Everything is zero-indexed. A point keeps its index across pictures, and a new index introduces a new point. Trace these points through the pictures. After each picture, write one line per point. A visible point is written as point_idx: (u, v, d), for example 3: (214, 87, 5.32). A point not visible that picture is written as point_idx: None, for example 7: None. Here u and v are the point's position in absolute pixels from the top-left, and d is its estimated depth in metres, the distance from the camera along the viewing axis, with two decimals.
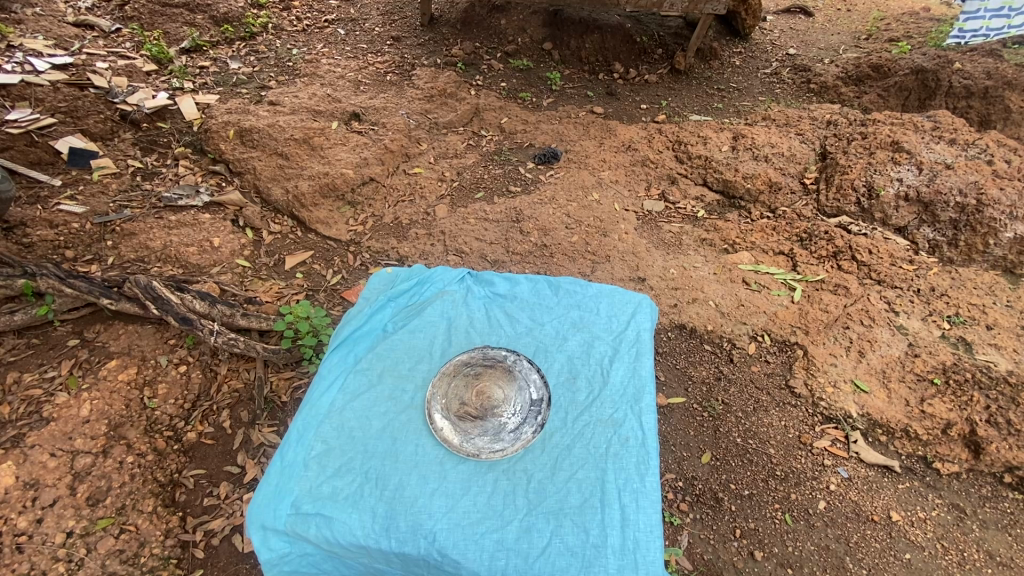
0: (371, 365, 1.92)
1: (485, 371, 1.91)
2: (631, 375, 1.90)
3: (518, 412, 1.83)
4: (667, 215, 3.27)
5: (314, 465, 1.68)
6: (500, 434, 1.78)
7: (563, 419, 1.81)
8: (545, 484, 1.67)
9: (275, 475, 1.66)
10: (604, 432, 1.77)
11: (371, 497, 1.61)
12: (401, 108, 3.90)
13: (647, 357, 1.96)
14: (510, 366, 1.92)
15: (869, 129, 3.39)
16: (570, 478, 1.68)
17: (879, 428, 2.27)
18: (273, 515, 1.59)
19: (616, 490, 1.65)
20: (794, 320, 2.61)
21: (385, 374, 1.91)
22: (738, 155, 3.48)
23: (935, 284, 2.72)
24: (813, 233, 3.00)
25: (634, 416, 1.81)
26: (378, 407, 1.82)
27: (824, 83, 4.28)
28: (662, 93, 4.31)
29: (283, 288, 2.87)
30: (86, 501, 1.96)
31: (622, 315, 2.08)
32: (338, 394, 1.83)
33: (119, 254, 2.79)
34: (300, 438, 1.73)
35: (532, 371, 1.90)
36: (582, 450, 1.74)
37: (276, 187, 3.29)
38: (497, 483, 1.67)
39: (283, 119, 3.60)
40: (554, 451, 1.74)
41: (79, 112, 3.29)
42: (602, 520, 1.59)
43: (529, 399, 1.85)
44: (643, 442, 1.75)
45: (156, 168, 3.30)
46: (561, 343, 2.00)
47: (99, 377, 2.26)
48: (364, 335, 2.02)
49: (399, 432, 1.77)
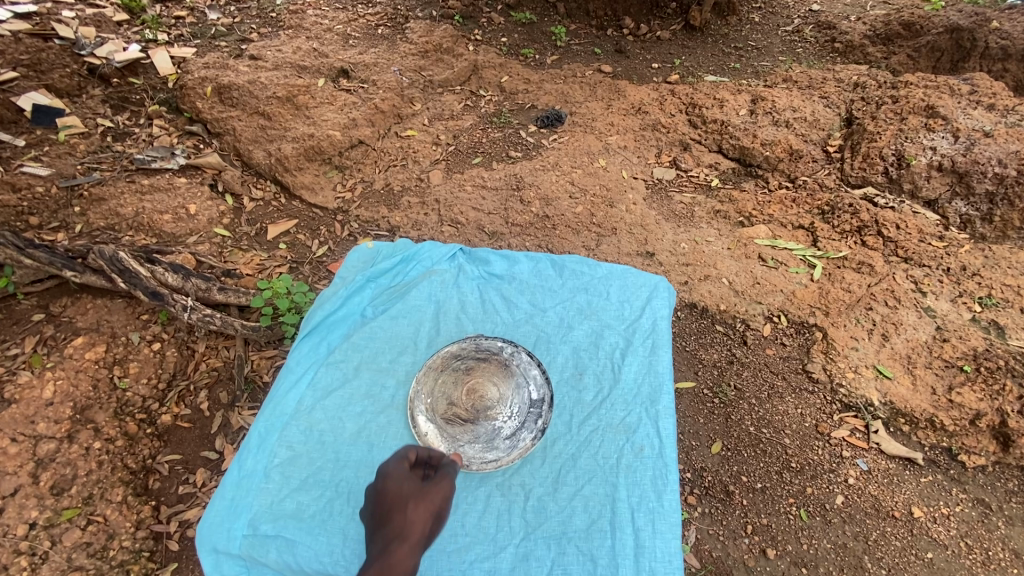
0: (347, 357, 2.10)
1: (479, 366, 1.97)
2: (647, 372, 2.05)
3: (517, 417, 1.89)
4: (679, 184, 3.05)
5: (277, 476, 1.86)
6: (495, 440, 1.86)
7: (569, 424, 1.97)
8: (554, 505, 1.83)
9: (230, 489, 1.80)
10: (616, 440, 1.93)
11: (340, 517, 1.81)
12: (393, 64, 3.60)
13: (664, 350, 2.09)
14: (507, 360, 1.98)
15: (901, 92, 3.11)
16: (578, 497, 1.84)
17: (902, 417, 2.12)
18: (226, 538, 1.73)
19: (630, 512, 1.80)
20: (814, 300, 2.44)
21: (363, 367, 2.09)
22: (757, 119, 3.21)
23: (967, 263, 2.53)
24: (836, 205, 2.78)
25: (650, 422, 1.95)
26: (354, 406, 2.01)
27: (850, 42, 3.98)
28: (675, 52, 4.00)
29: (264, 260, 2.69)
30: (50, 490, 1.82)
31: (639, 300, 2.20)
32: (308, 391, 2.02)
33: (87, 222, 2.60)
34: (262, 445, 1.89)
35: (532, 367, 1.95)
36: (590, 463, 1.90)
37: (257, 149, 3.06)
38: (491, 499, 1.84)
39: (265, 75, 3.31)
40: (560, 464, 1.90)
41: (42, 65, 3.02)
42: (614, 545, 1.75)
43: (530, 400, 1.91)
44: (660, 453, 1.88)
45: (128, 128, 3.05)
46: (567, 333, 2.16)
47: (64, 356, 2.09)
48: (342, 320, 2.16)
49: (373, 439, 1.95)
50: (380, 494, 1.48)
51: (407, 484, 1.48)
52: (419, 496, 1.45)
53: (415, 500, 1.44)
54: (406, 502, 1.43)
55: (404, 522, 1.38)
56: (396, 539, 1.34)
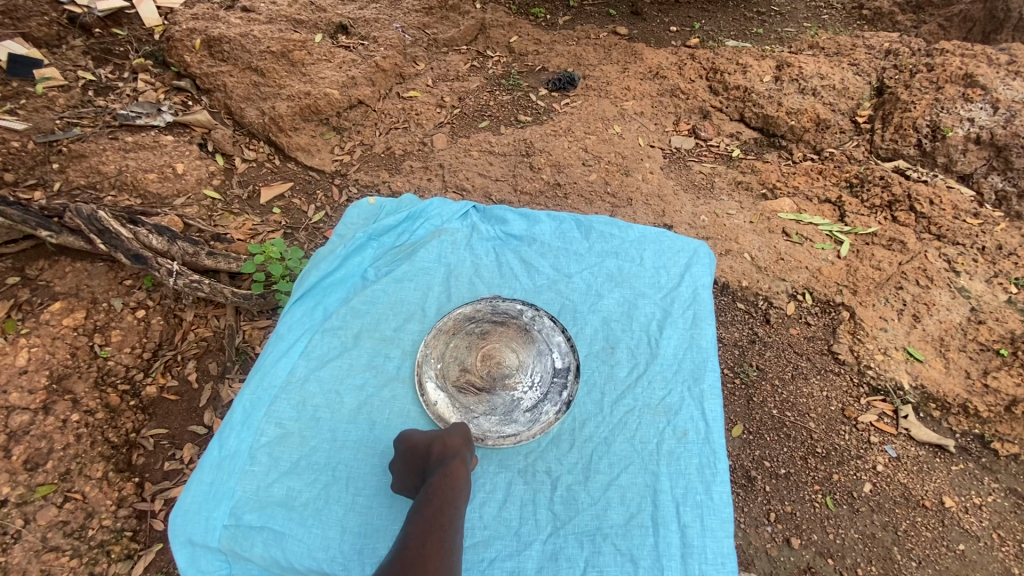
0: (347, 323, 1.99)
1: (497, 331, 1.92)
2: (691, 347, 1.97)
3: (540, 387, 1.85)
4: (698, 153, 2.88)
5: (263, 459, 1.73)
6: (515, 411, 1.82)
7: (602, 408, 1.87)
8: (591, 497, 1.72)
9: (210, 470, 1.69)
10: (658, 423, 1.84)
11: (338, 508, 1.68)
12: (395, 20, 3.36)
13: (707, 322, 2.02)
14: (527, 325, 1.92)
15: (937, 60, 2.92)
16: (616, 490, 1.73)
17: (933, 402, 2.00)
18: (204, 529, 1.61)
19: (677, 509, 1.70)
20: (841, 278, 2.30)
21: (363, 336, 1.97)
22: (782, 86, 3.02)
23: (1003, 242, 2.38)
24: (866, 177, 2.62)
25: (694, 405, 1.86)
26: (353, 379, 1.89)
27: (878, 9, 3.77)
28: (695, 15, 3.77)
29: (257, 225, 2.53)
30: (23, 465, 1.69)
31: (676, 267, 2.13)
32: (300, 360, 1.90)
33: (67, 180, 2.41)
34: (246, 424, 1.76)
35: (555, 334, 1.91)
36: (627, 450, 1.79)
37: (250, 107, 2.86)
38: (513, 487, 1.74)
39: (258, 28, 3.08)
40: (594, 451, 1.80)
41: (18, 12, 2.79)
42: (659, 545, 1.65)
43: (555, 369, 1.86)
44: (709, 440, 1.80)
45: (111, 82, 2.85)
46: (596, 303, 2.08)
47: (40, 322, 1.94)
48: (342, 282, 2.06)
49: (375, 416, 1.83)
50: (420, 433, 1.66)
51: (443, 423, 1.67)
52: (455, 430, 1.64)
53: (453, 432, 1.63)
54: (445, 434, 1.61)
55: (450, 448, 1.57)
56: (448, 459, 1.54)
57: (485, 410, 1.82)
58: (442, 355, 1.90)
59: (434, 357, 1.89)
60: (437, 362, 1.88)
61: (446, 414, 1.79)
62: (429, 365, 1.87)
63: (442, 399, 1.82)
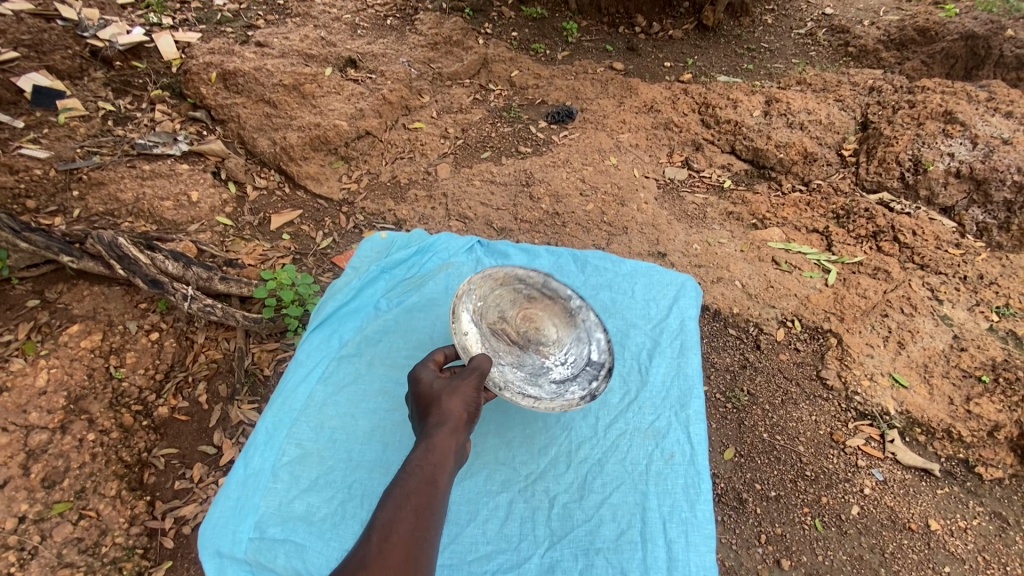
0: (361, 350, 2.08)
1: (543, 303, 2.03)
2: (677, 374, 2.08)
3: (569, 368, 1.92)
4: (691, 184, 3.00)
5: (284, 477, 1.79)
6: (540, 377, 1.88)
7: (595, 431, 1.95)
8: (583, 513, 1.79)
9: (237, 486, 1.75)
10: (645, 446, 1.92)
11: (355, 522, 1.74)
12: (401, 55, 3.52)
13: (691, 352, 2.14)
14: (573, 310, 2.02)
15: (918, 97, 3.07)
16: (606, 506, 1.80)
17: (918, 427, 2.07)
18: (231, 541, 1.65)
19: (663, 524, 1.76)
20: (829, 305, 2.40)
21: (376, 363, 2.05)
22: (771, 121, 3.17)
23: (984, 271, 2.48)
24: (852, 209, 2.74)
25: (679, 428, 1.95)
26: (366, 403, 1.97)
27: (863, 47, 3.95)
28: (688, 51, 3.95)
29: (267, 251, 2.63)
30: (41, 483, 1.75)
31: (665, 299, 2.28)
32: (318, 386, 1.98)
33: (86, 207, 2.52)
34: (269, 443, 1.83)
35: (598, 330, 1.99)
36: (617, 470, 1.87)
37: (262, 137, 2.99)
38: (513, 505, 1.80)
39: (272, 62, 3.24)
40: (585, 471, 1.87)
41: (44, 46, 2.96)
42: (646, 558, 1.70)
43: (588, 358, 1.94)
44: (691, 461, 1.88)
45: (130, 112, 2.98)
46: None
47: (58, 344, 2.02)
48: (355, 312, 2.17)
49: (388, 438, 1.90)
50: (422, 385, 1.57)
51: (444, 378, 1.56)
52: (455, 388, 1.51)
53: (451, 392, 1.50)
54: (443, 393, 1.49)
55: (445, 412, 1.45)
56: (439, 425, 1.42)
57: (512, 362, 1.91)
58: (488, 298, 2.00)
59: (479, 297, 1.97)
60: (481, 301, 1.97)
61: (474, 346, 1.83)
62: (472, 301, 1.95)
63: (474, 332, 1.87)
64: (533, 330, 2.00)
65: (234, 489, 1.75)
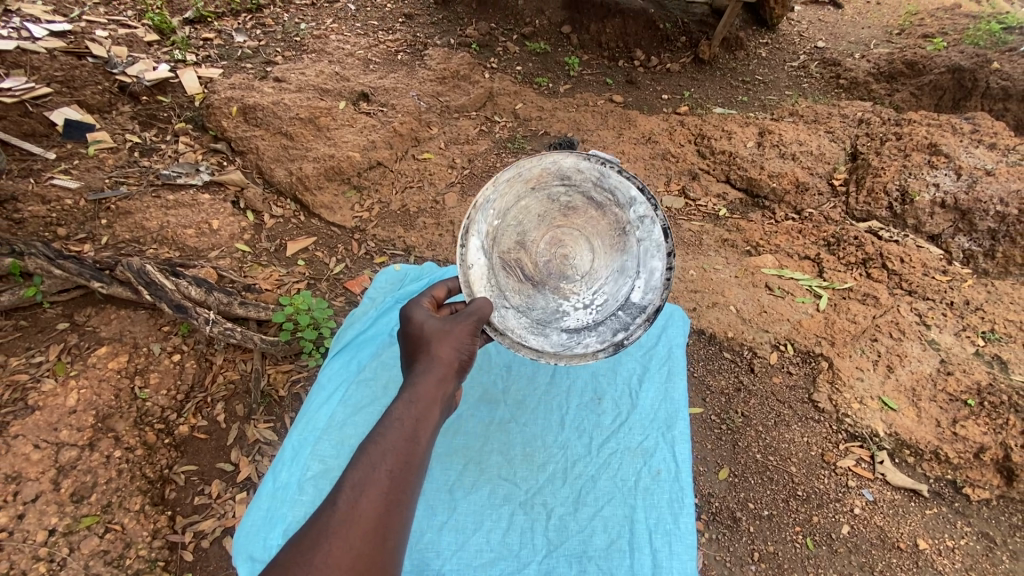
0: (376, 375, 2.20)
1: (580, 220, 1.92)
2: (664, 399, 2.16)
3: (595, 313, 1.88)
4: (687, 213, 3.13)
5: (308, 489, 1.90)
6: (554, 323, 1.87)
7: (588, 448, 2.06)
8: (576, 524, 1.88)
9: (267, 498, 1.86)
10: (634, 462, 2.01)
11: None
12: (411, 89, 3.71)
13: (678, 376, 2.22)
14: (622, 233, 1.90)
15: (905, 129, 3.21)
16: (596, 517, 1.89)
17: (907, 448, 2.14)
18: (262, 547, 1.75)
19: (649, 534, 1.84)
20: (820, 330, 2.49)
21: (390, 387, 2.18)
22: (764, 152, 3.31)
23: (970, 297, 2.57)
24: (842, 237, 2.85)
25: (667, 447, 2.02)
26: None
27: (854, 79, 4.11)
28: (685, 84, 4.13)
29: (283, 276, 2.77)
30: (70, 497, 1.86)
31: (654, 327, 2.39)
32: (339, 407, 2.09)
33: (113, 234, 2.66)
34: (294, 459, 1.95)
35: (652, 261, 1.86)
36: (609, 484, 1.97)
37: (279, 168, 3.15)
38: (514, 517, 1.90)
39: (289, 97, 3.43)
40: (578, 485, 1.97)
41: (75, 82, 3.16)
42: (632, 564, 1.79)
43: (622, 301, 1.87)
44: (676, 476, 1.95)
45: (155, 143, 3.16)
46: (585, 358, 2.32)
47: (87, 365, 2.15)
48: (372, 339, 2.30)
49: None
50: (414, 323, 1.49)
51: (441, 317, 1.49)
52: (450, 330, 1.45)
53: (446, 333, 1.44)
54: (435, 338, 1.42)
55: (434, 358, 1.38)
56: (427, 372, 1.34)
57: (524, 295, 1.88)
58: (511, 211, 1.87)
59: (502, 209, 1.84)
60: (502, 214, 1.85)
61: (480, 276, 1.79)
62: (492, 214, 1.82)
63: (484, 258, 1.81)
64: (562, 256, 1.91)
65: (263, 501, 1.86)
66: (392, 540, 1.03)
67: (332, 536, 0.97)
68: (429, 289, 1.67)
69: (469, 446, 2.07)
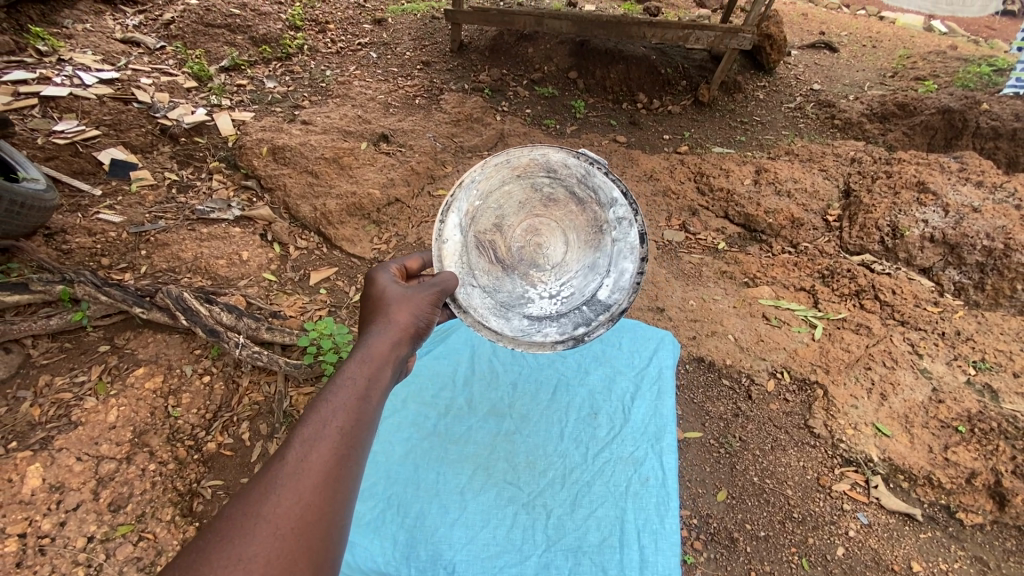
0: (397, 390, 2.37)
1: (560, 214, 2.01)
2: (654, 414, 2.33)
3: (560, 305, 1.97)
4: (688, 246, 3.29)
5: None
6: (519, 308, 1.96)
7: (585, 456, 2.20)
8: (571, 522, 2.01)
9: None
10: (625, 470, 2.15)
11: (393, 525, 1.97)
12: (428, 131, 3.98)
13: (667, 395, 2.38)
14: (599, 231, 1.98)
15: (894, 168, 3.37)
16: (590, 517, 2.02)
17: (901, 473, 2.21)
18: None
19: (637, 532, 1.97)
20: (815, 358, 2.60)
21: (410, 401, 2.35)
22: (761, 189, 3.48)
23: (961, 328, 2.67)
24: (836, 270, 2.99)
25: (655, 456, 2.18)
26: (402, 432, 2.24)
27: (848, 119, 4.32)
28: (685, 124, 4.36)
29: (306, 304, 2.95)
30: (108, 507, 2.01)
31: (647, 350, 2.56)
32: None
33: (152, 264, 2.88)
34: None
35: (624, 262, 1.95)
36: (602, 488, 2.10)
37: (305, 204, 3.39)
38: (517, 516, 2.02)
39: (315, 138, 3.71)
40: (574, 489, 2.10)
41: (122, 125, 3.48)
42: (621, 559, 1.91)
43: (588, 297, 1.97)
44: (662, 482, 2.10)
45: (191, 181, 3.42)
46: (583, 376, 2.49)
47: (126, 384, 2.32)
48: None
49: (419, 461, 2.16)
50: (375, 292, 1.58)
51: (401, 285, 1.59)
52: (409, 298, 1.54)
53: (403, 302, 1.53)
54: (395, 305, 1.51)
55: (391, 323, 1.46)
56: (384, 335, 1.42)
57: (494, 276, 1.96)
58: (494, 194, 1.94)
59: (485, 191, 1.92)
60: (484, 195, 1.92)
61: (454, 252, 1.86)
62: (474, 194, 1.90)
63: (461, 235, 1.88)
64: (536, 245, 2.00)
65: None
66: (342, 491, 1.07)
67: (281, 488, 1.00)
68: (402, 258, 1.80)
69: (479, 453, 2.20)
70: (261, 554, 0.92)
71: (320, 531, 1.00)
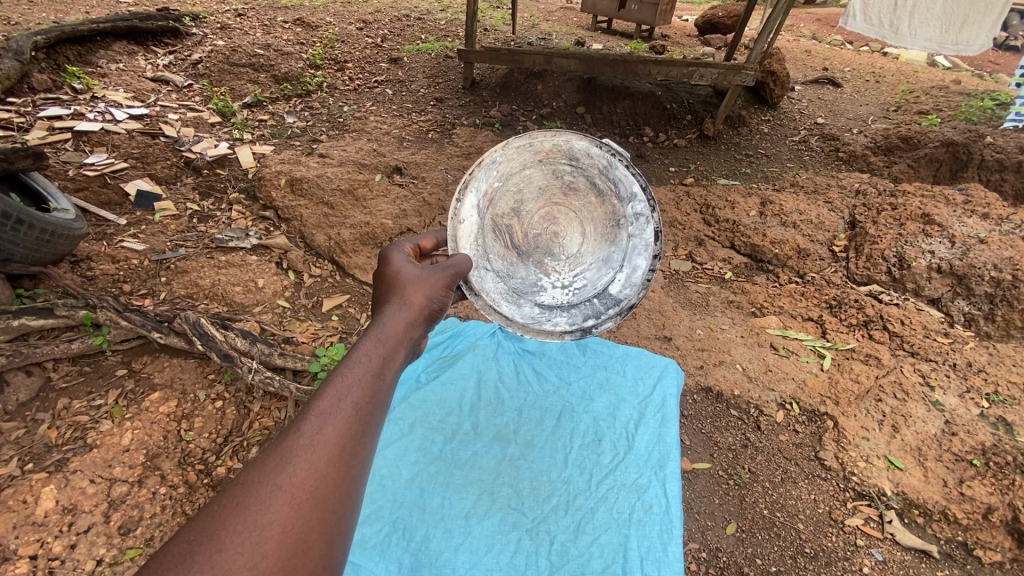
0: (405, 415, 2.41)
1: (579, 203, 2.01)
2: (658, 442, 2.33)
3: (572, 296, 2.02)
4: (694, 275, 3.33)
5: None
6: (531, 295, 2.01)
7: (589, 482, 2.20)
8: (573, 548, 1.99)
9: None
10: (628, 497, 2.14)
11: (398, 548, 1.97)
12: (439, 163, 4.11)
13: (671, 423, 2.39)
14: (616, 225, 2.01)
15: (899, 201, 3.42)
16: (593, 543, 2.00)
17: (916, 508, 2.16)
18: None
19: (640, 559, 1.95)
20: (824, 389, 2.58)
21: (417, 425, 2.37)
22: (766, 220, 3.53)
23: (972, 359, 2.65)
24: (843, 300, 3.00)
25: (658, 484, 2.17)
26: (409, 455, 2.26)
27: (852, 152, 4.38)
28: (691, 157, 4.46)
29: (318, 330, 2.99)
30: (118, 530, 2.02)
31: (650, 378, 2.59)
32: None
33: (171, 290, 2.95)
34: None
35: (637, 259, 1.99)
36: (606, 515, 2.09)
37: (320, 233, 3.49)
38: (520, 542, 2.00)
39: (331, 171, 3.87)
40: (578, 515, 2.09)
41: (149, 158, 3.65)
42: None
43: (599, 290, 2.02)
44: (665, 510, 2.08)
45: (211, 211, 3.55)
46: (588, 403, 2.51)
47: (142, 408, 2.38)
48: (403, 383, 2.55)
49: (425, 484, 2.17)
50: (388, 275, 1.54)
51: (416, 267, 1.56)
52: (423, 281, 1.51)
53: (417, 285, 1.49)
54: (411, 286, 1.47)
55: (407, 304, 1.42)
56: (399, 315, 1.37)
57: (509, 262, 2.00)
58: (514, 177, 1.96)
59: (505, 173, 1.93)
60: (504, 178, 1.94)
61: (469, 233, 1.89)
62: (494, 176, 1.92)
63: (478, 216, 1.90)
64: (553, 233, 2.01)
65: None
66: (359, 463, 1.01)
67: (299, 456, 0.94)
68: (416, 239, 1.78)
69: (484, 478, 2.20)
70: (279, 521, 0.86)
71: (337, 503, 0.94)
